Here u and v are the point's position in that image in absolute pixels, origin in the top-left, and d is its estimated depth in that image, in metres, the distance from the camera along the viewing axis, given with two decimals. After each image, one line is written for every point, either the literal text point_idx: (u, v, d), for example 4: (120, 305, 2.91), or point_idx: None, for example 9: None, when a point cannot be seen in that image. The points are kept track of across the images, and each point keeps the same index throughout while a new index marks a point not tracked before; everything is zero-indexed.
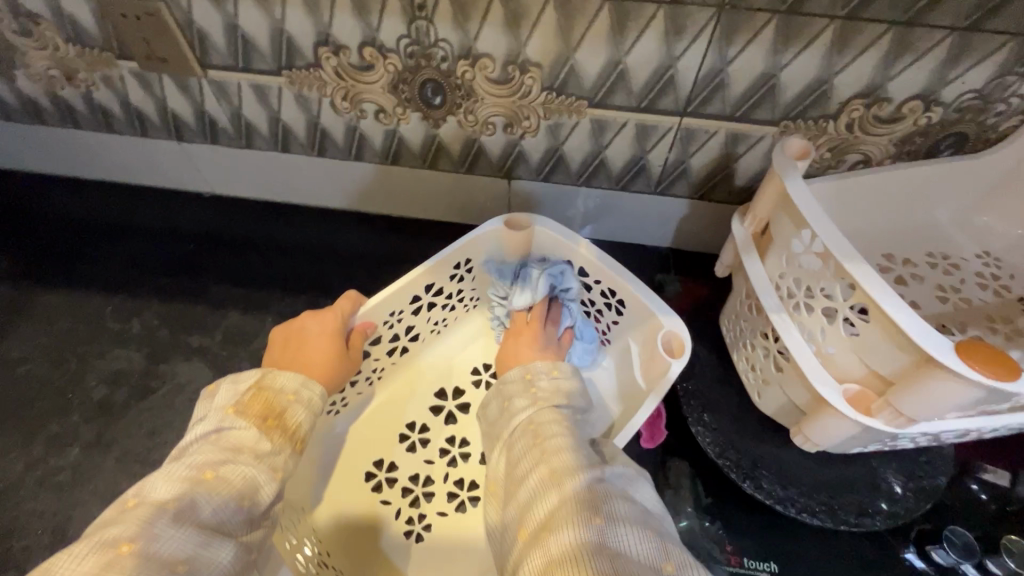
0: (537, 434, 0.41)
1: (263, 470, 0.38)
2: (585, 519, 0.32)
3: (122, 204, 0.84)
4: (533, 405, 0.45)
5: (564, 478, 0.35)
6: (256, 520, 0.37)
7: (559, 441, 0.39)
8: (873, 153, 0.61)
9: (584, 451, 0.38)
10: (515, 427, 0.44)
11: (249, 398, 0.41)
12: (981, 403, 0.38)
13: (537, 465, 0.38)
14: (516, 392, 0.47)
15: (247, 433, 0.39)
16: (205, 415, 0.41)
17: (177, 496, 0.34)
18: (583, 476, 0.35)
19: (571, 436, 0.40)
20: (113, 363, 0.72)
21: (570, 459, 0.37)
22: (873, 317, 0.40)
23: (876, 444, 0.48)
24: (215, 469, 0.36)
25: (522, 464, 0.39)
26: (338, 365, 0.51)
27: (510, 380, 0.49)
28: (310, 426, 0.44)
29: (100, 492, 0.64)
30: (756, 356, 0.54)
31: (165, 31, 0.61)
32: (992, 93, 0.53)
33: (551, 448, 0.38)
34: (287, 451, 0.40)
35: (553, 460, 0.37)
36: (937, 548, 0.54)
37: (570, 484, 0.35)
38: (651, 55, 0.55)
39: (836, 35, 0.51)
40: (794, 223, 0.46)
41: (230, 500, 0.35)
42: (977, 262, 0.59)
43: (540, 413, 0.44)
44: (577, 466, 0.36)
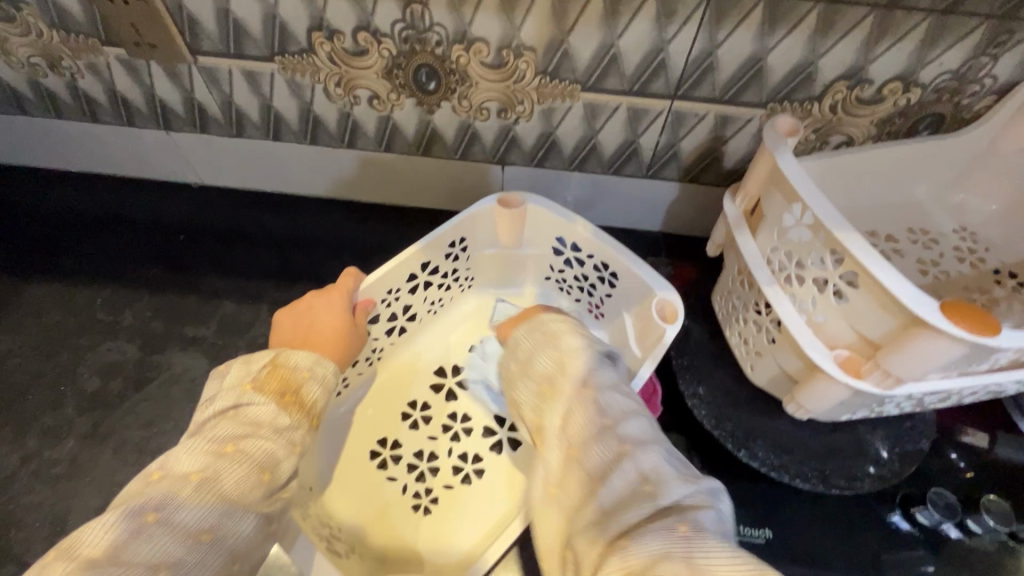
0: (608, 418, 0.39)
1: (282, 444, 0.39)
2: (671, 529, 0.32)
3: (109, 195, 0.83)
4: (590, 370, 0.42)
5: (657, 486, 0.34)
6: (276, 492, 0.38)
7: (639, 438, 0.38)
8: (855, 133, 0.63)
9: (669, 456, 0.37)
10: (569, 395, 0.42)
11: (265, 374, 0.42)
12: (963, 361, 0.40)
13: (620, 462, 0.36)
14: (567, 346, 0.45)
15: (265, 408, 0.40)
16: (220, 393, 0.42)
17: (201, 468, 0.35)
18: (674, 487, 0.34)
19: (646, 432, 0.39)
20: (106, 355, 0.71)
21: (655, 463, 0.36)
22: (863, 283, 0.42)
23: (864, 409, 0.50)
24: (237, 443, 0.37)
25: (594, 454, 0.38)
26: (345, 345, 0.51)
27: (529, 330, 0.48)
28: (325, 402, 0.44)
29: (98, 484, 0.63)
30: (748, 329, 0.56)
31: (154, 16, 0.60)
32: (967, 74, 0.56)
33: (633, 446, 0.37)
34: (304, 426, 0.41)
35: (640, 460, 0.36)
36: (922, 509, 0.57)
37: (665, 493, 0.34)
38: (643, 40, 0.57)
39: (821, 18, 0.52)
40: (785, 197, 0.48)
41: (249, 474, 0.36)
42: (955, 237, 0.62)
43: (599, 383, 0.42)
44: (668, 474, 0.35)
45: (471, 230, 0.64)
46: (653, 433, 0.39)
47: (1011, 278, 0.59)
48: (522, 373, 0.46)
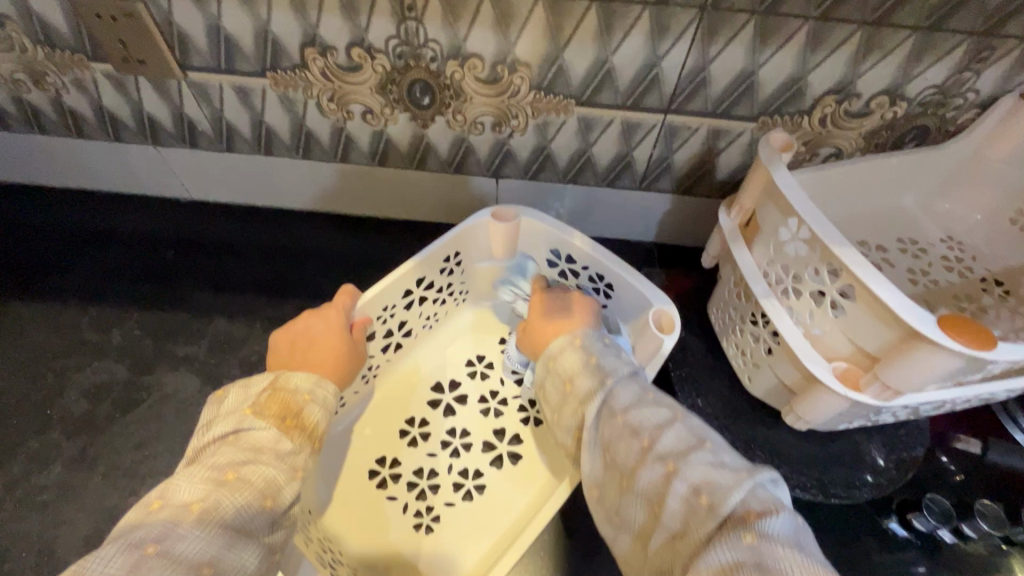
0: (646, 437, 0.38)
1: (284, 469, 0.38)
2: (735, 539, 0.31)
3: (95, 210, 0.81)
4: (612, 392, 0.42)
5: (713, 499, 0.33)
6: (277, 519, 0.37)
7: (678, 447, 0.37)
8: (844, 146, 0.65)
9: (713, 454, 0.36)
10: (606, 424, 0.41)
11: (266, 399, 0.41)
12: (960, 373, 0.41)
13: (668, 483, 0.35)
14: (586, 383, 0.44)
15: (266, 433, 0.40)
16: (219, 418, 0.41)
17: (201, 497, 0.34)
18: (733, 496, 0.33)
19: (689, 438, 0.38)
20: (94, 376, 0.69)
21: (704, 472, 0.35)
22: (860, 297, 0.43)
23: (861, 419, 0.51)
24: (238, 470, 0.36)
25: (644, 475, 0.37)
26: (347, 363, 0.51)
27: (567, 355, 0.46)
28: (326, 423, 0.44)
29: (87, 510, 0.62)
30: (745, 341, 0.57)
31: (143, 31, 0.60)
32: (951, 88, 0.57)
33: (677, 461, 0.36)
34: (307, 449, 0.41)
35: (687, 475, 0.35)
36: (917, 516, 0.57)
37: (722, 507, 0.33)
38: (637, 55, 0.57)
39: (811, 34, 0.53)
40: (780, 212, 0.49)
41: (252, 501, 0.36)
42: (943, 246, 0.64)
43: (628, 408, 0.41)
44: (718, 480, 0.34)
45: (465, 245, 0.63)
46: (698, 437, 0.38)
47: (998, 286, 0.60)
48: (555, 424, 0.46)
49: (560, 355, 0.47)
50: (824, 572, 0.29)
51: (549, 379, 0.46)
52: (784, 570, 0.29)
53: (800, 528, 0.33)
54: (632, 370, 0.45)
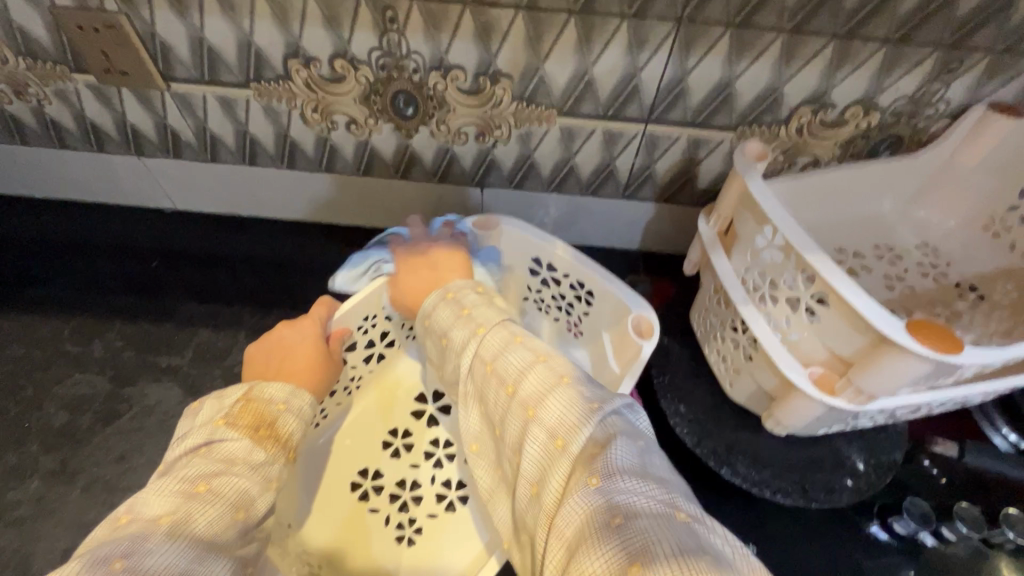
0: (510, 385, 0.38)
1: (256, 482, 0.38)
2: (585, 485, 0.31)
3: (77, 221, 0.81)
4: (482, 343, 0.41)
5: (567, 440, 0.34)
6: (252, 529, 0.37)
7: (539, 392, 0.37)
8: (821, 154, 0.66)
9: (566, 390, 0.36)
10: (477, 376, 0.41)
11: (238, 410, 0.41)
12: (930, 377, 0.42)
13: (527, 428, 0.36)
14: (459, 338, 0.43)
15: (238, 444, 0.39)
16: (191, 430, 0.41)
17: (171, 510, 0.34)
18: (583, 433, 0.34)
19: (546, 375, 0.37)
20: (74, 388, 0.68)
21: (558, 416, 0.35)
22: (834, 303, 0.43)
23: (839, 423, 0.52)
24: (209, 482, 0.36)
25: (508, 424, 0.38)
26: (324, 371, 0.51)
27: (435, 307, 0.47)
28: (301, 434, 0.43)
29: (64, 525, 0.61)
30: (725, 347, 0.57)
31: (126, 43, 0.60)
32: (922, 98, 0.59)
33: (536, 406, 0.36)
34: (280, 460, 0.40)
35: (542, 419, 0.36)
36: (898, 519, 0.58)
37: (573, 445, 0.34)
38: (617, 67, 0.58)
39: (785, 46, 0.55)
40: (756, 220, 0.50)
41: (223, 514, 0.35)
42: (918, 252, 0.65)
43: (495, 353, 0.40)
44: (571, 420, 0.35)
45: None
46: (557, 373, 0.38)
47: (972, 291, 0.62)
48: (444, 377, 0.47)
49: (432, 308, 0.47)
50: (662, 495, 0.31)
51: (429, 339, 0.47)
52: (633, 507, 0.30)
53: (649, 452, 0.34)
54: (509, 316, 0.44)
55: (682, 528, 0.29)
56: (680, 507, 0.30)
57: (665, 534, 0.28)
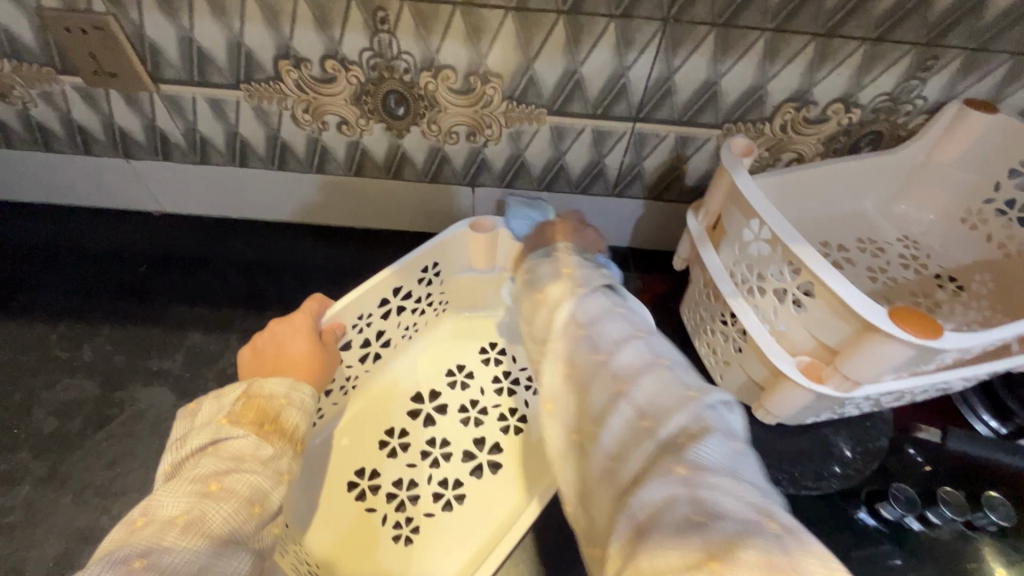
0: (602, 351, 0.38)
1: (269, 475, 0.39)
2: (670, 474, 0.31)
3: (63, 226, 0.80)
4: (580, 302, 0.41)
5: (654, 422, 0.33)
6: (264, 527, 0.37)
7: (634, 368, 0.36)
8: (805, 151, 0.68)
9: (662, 372, 0.36)
10: (565, 332, 0.40)
11: (241, 407, 0.41)
12: (913, 362, 0.43)
13: (614, 402, 0.35)
14: (557, 290, 0.43)
15: (246, 441, 0.39)
16: (197, 430, 0.41)
17: (186, 510, 0.34)
18: (674, 420, 0.33)
19: (646, 355, 0.38)
20: (64, 394, 0.68)
21: (652, 397, 0.35)
22: (819, 294, 0.45)
23: (827, 411, 0.53)
24: (221, 481, 0.36)
25: (590, 392, 0.37)
26: (322, 362, 0.51)
27: (538, 264, 0.48)
28: (306, 426, 0.44)
29: (55, 531, 0.60)
30: (716, 340, 0.59)
31: (114, 45, 0.60)
32: (901, 95, 0.60)
33: (627, 381, 0.36)
34: (288, 453, 0.41)
35: (634, 396, 0.35)
36: (885, 505, 0.59)
37: (661, 429, 0.33)
38: (605, 66, 0.59)
39: (768, 45, 0.56)
40: (742, 214, 0.51)
41: (238, 509, 0.35)
42: (899, 245, 0.67)
43: (590, 315, 0.40)
44: (664, 404, 0.34)
45: (443, 256, 0.66)
46: (653, 356, 0.38)
47: (951, 282, 0.64)
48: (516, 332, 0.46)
49: (537, 268, 0.48)
50: (754, 502, 0.30)
51: (524, 298, 0.46)
52: (720, 505, 0.29)
53: (742, 457, 0.33)
54: (605, 282, 0.44)
55: (775, 538, 0.27)
56: (773, 516, 0.29)
57: (755, 541, 0.27)
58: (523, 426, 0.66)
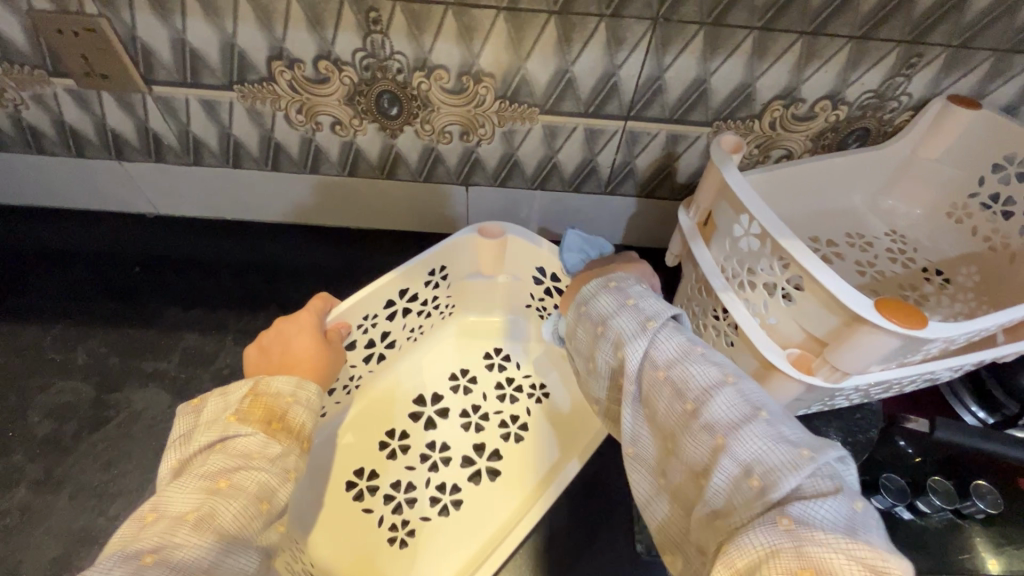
0: (694, 401, 0.39)
1: (276, 472, 0.39)
2: (774, 526, 0.32)
3: (55, 229, 0.80)
4: (656, 346, 0.43)
5: (758, 478, 0.35)
6: (272, 523, 0.38)
7: (732, 420, 0.37)
8: (794, 147, 0.68)
9: (764, 425, 0.37)
10: (650, 378, 0.43)
11: (248, 405, 0.42)
12: (899, 353, 0.44)
13: (716, 455, 0.37)
14: (629, 328, 0.45)
15: (255, 439, 0.40)
16: (203, 428, 0.42)
17: (195, 507, 0.35)
18: (781, 478, 0.34)
19: (743, 405, 0.38)
20: (59, 396, 0.67)
21: (757, 453, 0.35)
22: (808, 287, 0.45)
23: (817, 402, 0.54)
24: (230, 477, 0.37)
25: (689, 443, 0.39)
26: (329, 359, 0.52)
27: (600, 296, 0.49)
28: (312, 424, 0.44)
29: (52, 534, 0.60)
30: (710, 337, 0.59)
31: (106, 47, 0.60)
32: (887, 92, 0.62)
33: (725, 434, 0.37)
34: (295, 451, 0.42)
35: (734, 450, 0.36)
36: (876, 496, 0.61)
37: (766, 485, 0.34)
38: (596, 66, 0.60)
39: (756, 44, 0.57)
40: (733, 209, 0.52)
41: (248, 506, 0.36)
42: (887, 240, 0.68)
43: (670, 361, 0.42)
44: (767, 460, 0.35)
45: (450, 260, 0.67)
46: (751, 406, 0.38)
47: (937, 275, 0.65)
48: (591, 371, 0.49)
49: (593, 301, 0.49)
50: (868, 566, 0.30)
51: (581, 326, 0.50)
52: (828, 562, 0.30)
53: (858, 517, 0.33)
54: (674, 317, 0.46)
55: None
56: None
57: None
58: (523, 433, 0.66)
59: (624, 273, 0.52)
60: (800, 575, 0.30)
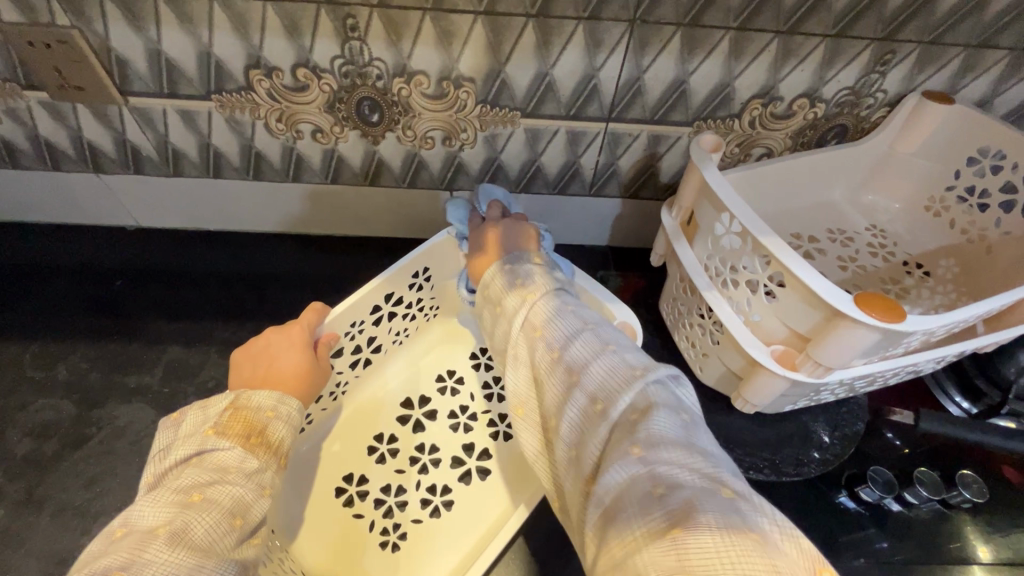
0: (555, 350, 0.40)
1: (251, 488, 0.39)
2: (626, 454, 0.32)
3: (33, 244, 0.78)
4: (535, 310, 0.44)
5: (608, 408, 0.36)
6: (245, 539, 0.37)
7: (583, 360, 0.39)
8: (774, 145, 0.69)
9: (611, 360, 0.38)
10: (525, 339, 0.44)
11: (228, 418, 0.42)
12: (881, 345, 0.44)
13: (570, 396, 0.38)
14: (512, 303, 0.46)
15: (232, 453, 0.40)
16: (180, 440, 0.41)
17: (168, 521, 0.34)
18: (625, 402, 0.35)
19: (593, 343, 0.40)
20: (38, 414, 0.66)
21: (602, 382, 0.37)
22: (789, 284, 0.46)
23: (803, 398, 0.55)
24: (204, 491, 0.37)
25: (551, 390, 0.39)
26: (314, 375, 0.52)
27: (493, 279, 0.50)
28: (290, 439, 0.44)
29: (33, 555, 0.58)
30: (694, 333, 0.60)
31: (79, 58, 0.59)
32: (862, 88, 0.62)
33: (578, 373, 0.38)
34: (273, 466, 0.41)
35: (587, 388, 0.37)
36: (865, 488, 0.60)
37: (614, 414, 0.35)
38: (576, 68, 0.60)
39: (732, 44, 0.57)
40: (714, 207, 0.52)
41: (220, 521, 0.36)
42: (868, 234, 0.69)
43: (545, 320, 0.43)
44: (614, 391, 0.36)
45: (434, 262, 0.66)
46: (600, 343, 0.40)
47: (918, 268, 0.66)
48: (493, 347, 0.49)
49: (492, 280, 0.50)
50: (703, 470, 0.31)
51: (485, 307, 0.50)
52: (673, 474, 0.31)
53: (695, 427, 0.35)
54: (556, 287, 0.47)
55: (726, 500, 0.29)
56: (725, 483, 0.31)
57: (708, 504, 0.29)
58: (512, 433, 0.65)
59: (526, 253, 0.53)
60: (652, 491, 0.30)
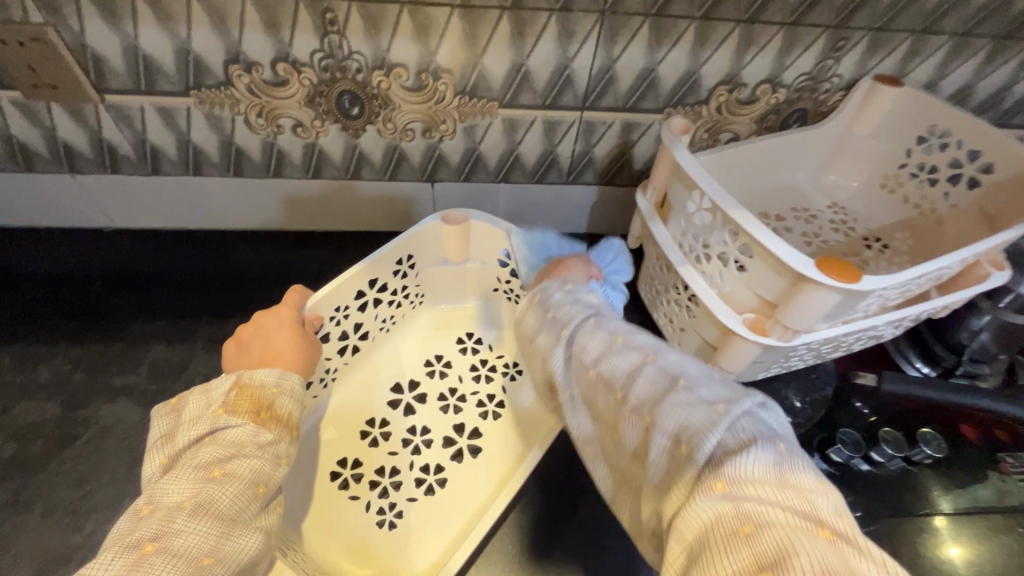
0: (620, 389, 0.41)
1: (268, 460, 0.40)
2: (708, 491, 0.31)
3: (6, 248, 0.77)
4: (575, 345, 0.46)
5: (690, 447, 0.34)
6: (265, 507, 0.39)
7: (655, 398, 0.38)
8: (740, 130, 0.73)
9: (688, 398, 0.37)
10: (582, 379, 0.45)
11: (235, 397, 0.43)
12: (843, 306, 0.47)
13: (650, 435, 0.37)
14: (546, 341, 0.49)
15: (244, 429, 0.41)
16: (194, 419, 0.42)
17: (192, 495, 0.36)
18: (710, 440, 0.34)
19: (662, 380, 0.39)
20: (21, 417, 0.65)
21: (682, 420, 0.36)
22: (756, 253, 0.49)
23: (775, 364, 0.58)
24: (223, 466, 0.38)
25: (627, 430, 0.40)
26: (309, 350, 0.53)
27: (528, 315, 0.53)
28: (298, 414, 0.45)
29: (22, 557, 0.57)
30: (672, 310, 0.63)
31: (53, 56, 0.59)
32: (820, 74, 0.66)
33: (653, 413, 0.38)
34: (285, 438, 0.43)
35: (663, 424, 0.37)
36: (835, 449, 0.64)
37: (698, 454, 0.34)
38: (550, 58, 0.62)
39: (697, 33, 0.61)
40: (685, 186, 0.55)
41: (244, 491, 0.37)
42: (829, 212, 0.73)
43: (595, 357, 0.44)
44: (695, 426, 0.35)
45: (417, 248, 0.68)
46: (670, 379, 0.39)
47: (876, 241, 0.70)
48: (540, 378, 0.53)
49: (527, 316, 0.53)
50: (798, 506, 0.29)
51: (523, 339, 0.54)
52: (764, 514, 0.29)
53: (787, 458, 0.32)
54: (590, 313, 0.49)
55: (828, 544, 0.27)
56: (824, 522, 0.28)
57: (804, 545, 0.27)
58: (501, 412, 0.67)
59: (551, 283, 0.55)
60: (740, 530, 0.28)
